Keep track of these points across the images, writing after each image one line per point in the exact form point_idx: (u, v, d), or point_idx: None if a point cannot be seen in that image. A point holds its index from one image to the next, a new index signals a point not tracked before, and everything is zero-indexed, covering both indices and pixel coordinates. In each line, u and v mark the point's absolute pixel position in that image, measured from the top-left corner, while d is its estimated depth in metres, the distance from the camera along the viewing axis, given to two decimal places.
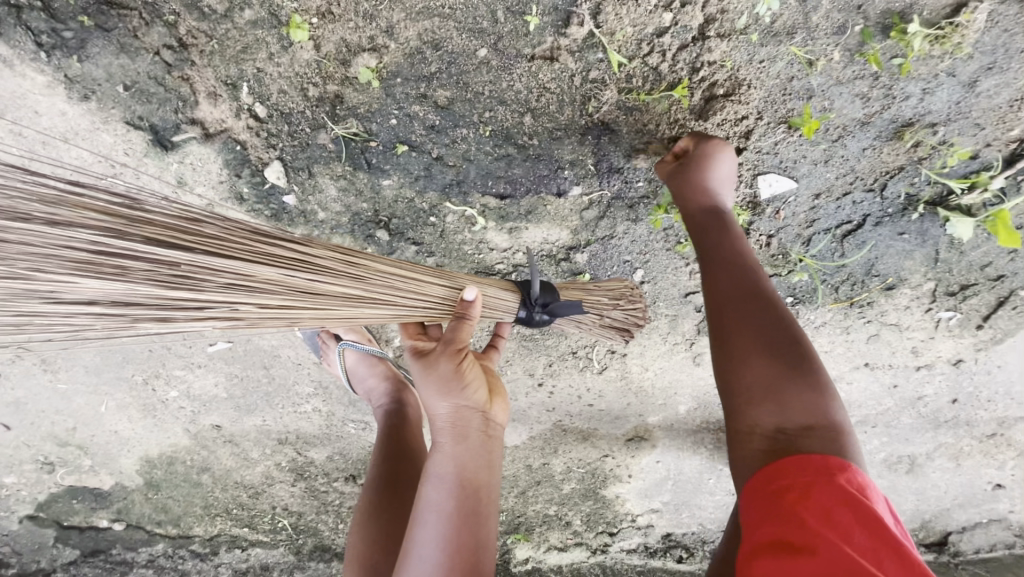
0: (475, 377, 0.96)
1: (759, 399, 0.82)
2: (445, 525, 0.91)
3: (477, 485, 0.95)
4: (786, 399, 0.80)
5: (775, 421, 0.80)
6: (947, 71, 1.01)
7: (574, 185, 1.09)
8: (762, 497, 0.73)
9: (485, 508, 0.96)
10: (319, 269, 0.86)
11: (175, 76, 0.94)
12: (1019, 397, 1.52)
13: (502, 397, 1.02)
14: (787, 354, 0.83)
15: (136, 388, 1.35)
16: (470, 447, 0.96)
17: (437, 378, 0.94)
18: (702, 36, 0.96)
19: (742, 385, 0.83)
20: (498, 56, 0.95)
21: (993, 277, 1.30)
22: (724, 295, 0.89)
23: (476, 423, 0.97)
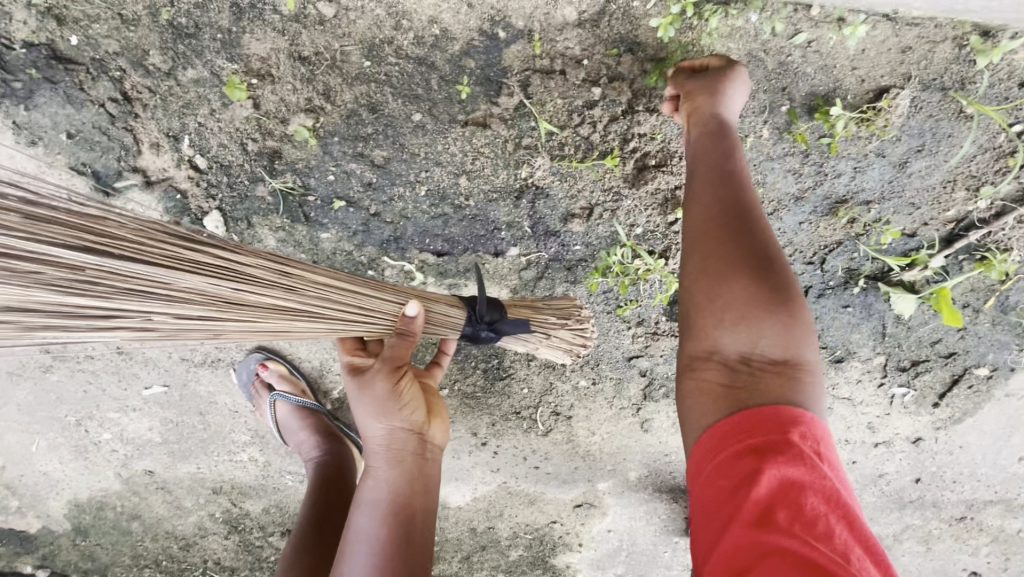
0: (412, 400, 0.94)
1: (719, 330, 0.76)
2: (375, 555, 0.90)
3: (412, 511, 0.94)
4: (751, 327, 0.75)
5: (739, 348, 0.75)
6: (876, 152, 1.04)
7: (511, 246, 1.10)
8: (709, 463, 0.70)
9: (420, 539, 0.94)
10: (245, 280, 0.84)
11: (119, 127, 0.97)
12: (986, 480, 1.46)
13: (442, 419, 1.00)
14: (770, 284, 0.75)
15: (69, 428, 1.32)
16: (403, 473, 0.94)
17: (373, 401, 0.91)
18: (632, 110, 0.99)
19: (716, 301, 0.76)
20: (433, 120, 0.99)
21: (944, 354, 1.27)
22: (710, 219, 0.79)
23: (411, 446, 0.95)
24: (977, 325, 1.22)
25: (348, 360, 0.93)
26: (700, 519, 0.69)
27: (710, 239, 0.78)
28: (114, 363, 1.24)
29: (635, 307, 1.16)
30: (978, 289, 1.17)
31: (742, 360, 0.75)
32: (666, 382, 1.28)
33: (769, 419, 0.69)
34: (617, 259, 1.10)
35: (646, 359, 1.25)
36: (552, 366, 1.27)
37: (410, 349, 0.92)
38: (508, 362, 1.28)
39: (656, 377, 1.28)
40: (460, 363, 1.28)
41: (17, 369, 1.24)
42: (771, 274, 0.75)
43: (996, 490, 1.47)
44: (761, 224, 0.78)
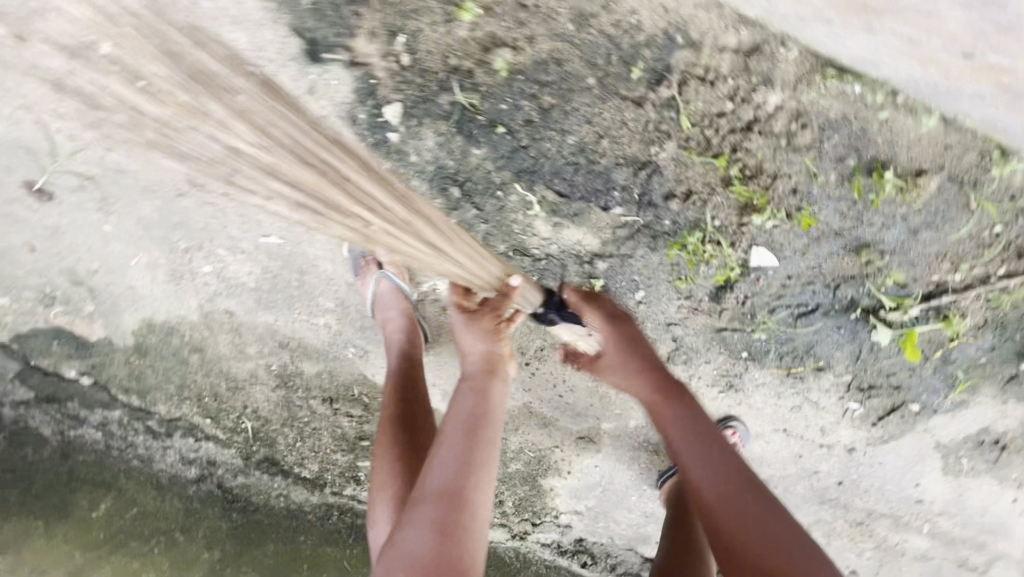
0: (507, 338, 1.26)
1: (699, 477, 1.13)
2: (469, 427, 1.13)
3: (495, 410, 1.18)
4: (706, 449, 1.15)
5: (701, 479, 1.13)
6: (902, 215, 1.37)
7: (617, 205, 1.36)
8: None
9: (495, 429, 1.16)
10: (404, 216, 1.21)
11: (351, 10, 1.16)
12: (887, 495, 1.88)
13: (514, 362, 1.30)
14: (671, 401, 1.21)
15: (176, 252, 1.45)
16: (495, 392, 1.20)
17: (478, 329, 1.22)
18: (749, 128, 1.27)
19: (713, 466, 1.13)
20: (600, 88, 1.23)
21: (893, 386, 1.64)
22: (649, 387, 1.24)
23: (501, 372, 1.24)
24: (923, 368, 1.60)
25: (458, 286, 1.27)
26: None
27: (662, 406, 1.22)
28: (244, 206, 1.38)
29: (691, 282, 1.46)
30: (933, 341, 1.54)
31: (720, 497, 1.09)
32: (688, 351, 1.58)
33: (739, 519, 1.06)
34: (694, 239, 1.38)
35: (681, 327, 1.54)
36: None
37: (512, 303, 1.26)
38: None
39: (682, 345, 1.57)
40: None
41: (154, 185, 1.36)
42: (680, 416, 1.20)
43: (890, 503, 1.90)
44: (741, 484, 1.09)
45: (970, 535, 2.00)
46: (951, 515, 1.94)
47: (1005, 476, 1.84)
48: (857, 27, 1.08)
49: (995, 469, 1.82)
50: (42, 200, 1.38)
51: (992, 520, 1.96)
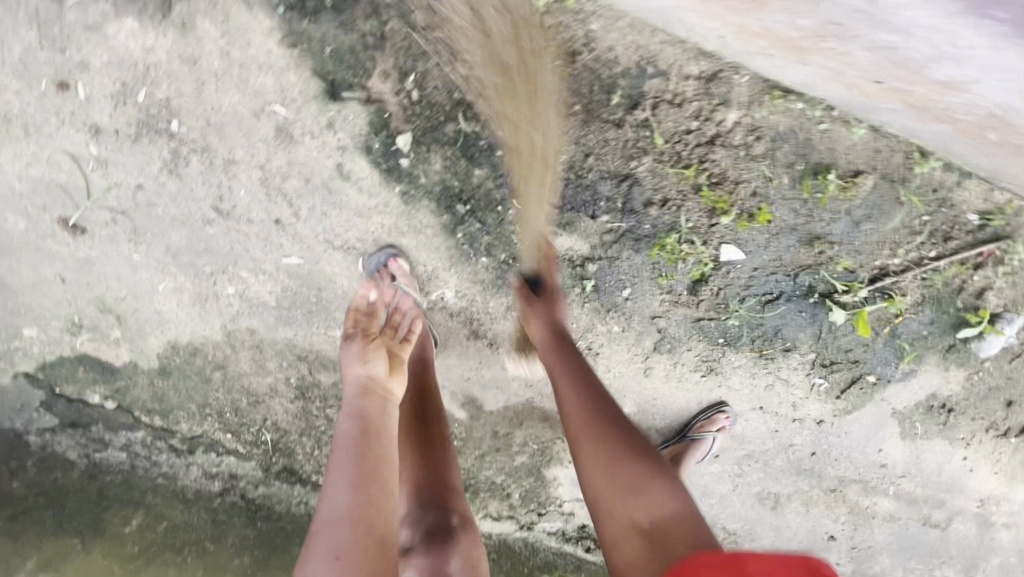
0: (377, 357, 1.34)
1: (608, 491, 1.16)
2: (353, 449, 1.14)
3: (376, 427, 1.20)
4: (629, 499, 1.15)
5: (650, 503, 1.15)
6: (845, 211, 1.60)
7: (603, 213, 1.55)
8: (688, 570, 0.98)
9: (379, 445, 1.16)
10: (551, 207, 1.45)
11: (366, 54, 1.32)
12: (855, 461, 2.10)
13: (401, 375, 1.37)
14: (617, 444, 1.21)
15: (201, 277, 1.56)
16: (368, 410, 1.23)
17: (353, 353, 1.35)
18: (712, 142, 1.48)
19: (608, 481, 1.18)
20: (585, 114, 1.43)
21: (852, 361, 1.86)
22: (575, 410, 1.26)
23: (378, 390, 1.29)
24: (875, 342, 1.83)
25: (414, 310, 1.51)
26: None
27: (583, 422, 1.24)
28: (267, 231, 1.51)
29: (670, 278, 1.65)
30: (881, 318, 1.78)
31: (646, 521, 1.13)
32: (671, 341, 1.77)
33: (677, 536, 1.10)
34: (671, 240, 1.58)
35: (664, 319, 1.73)
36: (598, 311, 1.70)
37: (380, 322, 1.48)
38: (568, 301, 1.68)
39: (666, 335, 1.76)
40: None
41: (182, 216, 1.48)
42: (591, 416, 1.24)
43: (858, 469, 2.12)
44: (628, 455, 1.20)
45: (929, 494, 2.22)
46: (911, 477, 2.17)
47: (954, 436, 2.08)
48: (794, 57, 1.25)
49: (944, 431, 2.06)
50: (75, 234, 1.48)
51: (947, 479, 2.19)
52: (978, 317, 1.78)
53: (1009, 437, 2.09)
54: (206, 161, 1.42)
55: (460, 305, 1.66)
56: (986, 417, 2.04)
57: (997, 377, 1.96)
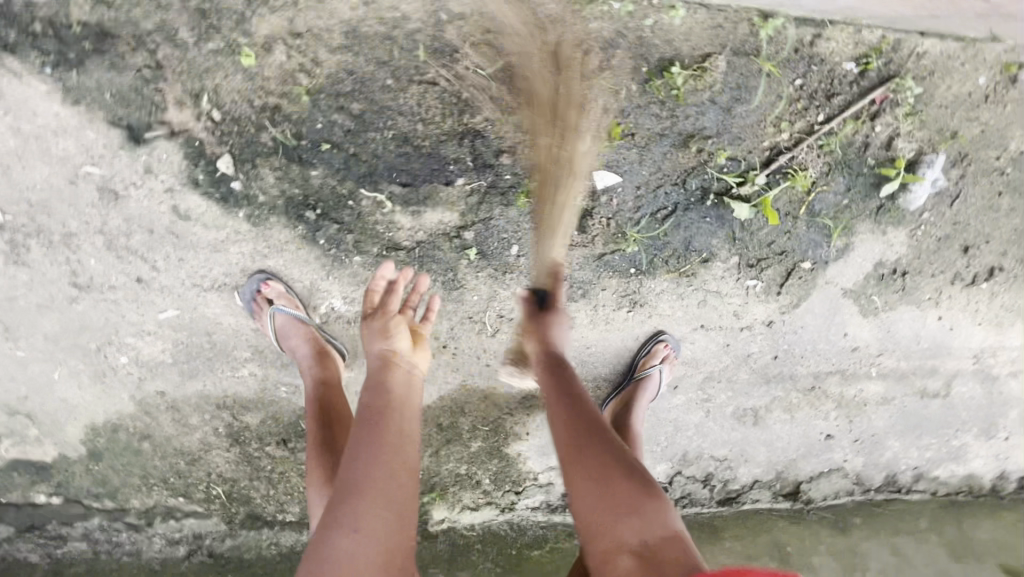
0: (403, 334, 1.36)
1: (599, 499, 1.12)
2: (378, 429, 1.19)
3: (398, 399, 1.26)
4: (623, 519, 1.09)
5: (655, 519, 1.09)
6: (709, 100, 1.51)
7: (458, 177, 1.48)
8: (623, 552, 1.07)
9: (405, 424, 1.21)
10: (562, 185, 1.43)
11: (151, 88, 1.27)
12: (823, 354, 1.99)
13: (425, 351, 1.40)
14: (630, 474, 1.15)
15: (89, 355, 1.55)
16: (394, 388, 1.28)
17: (376, 331, 1.38)
18: (540, 72, 1.40)
19: (585, 485, 1.15)
20: (397, 82, 1.34)
21: (779, 252, 1.76)
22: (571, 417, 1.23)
23: (404, 365, 1.33)
24: (796, 227, 1.72)
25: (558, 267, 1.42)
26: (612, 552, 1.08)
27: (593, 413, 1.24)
28: (133, 292, 1.49)
29: None
30: (790, 199, 1.67)
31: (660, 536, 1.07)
32: (582, 285, 1.70)
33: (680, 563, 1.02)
34: (536, 185, 1.50)
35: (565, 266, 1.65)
36: (495, 277, 1.63)
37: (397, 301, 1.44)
38: (461, 275, 1.62)
39: (574, 281, 1.69)
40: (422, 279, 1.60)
41: (46, 302, 1.46)
42: (587, 406, 1.25)
43: (831, 360, 2.01)
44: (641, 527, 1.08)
45: (916, 365, 2.10)
46: (890, 353, 2.05)
47: (919, 299, 1.95)
48: None
49: (907, 297, 1.93)
50: None
51: (930, 345, 2.06)
52: (895, 170, 1.66)
53: (980, 285, 1.95)
54: (46, 241, 1.39)
55: (352, 311, 1.61)
56: (947, 271, 1.90)
57: (943, 227, 1.82)
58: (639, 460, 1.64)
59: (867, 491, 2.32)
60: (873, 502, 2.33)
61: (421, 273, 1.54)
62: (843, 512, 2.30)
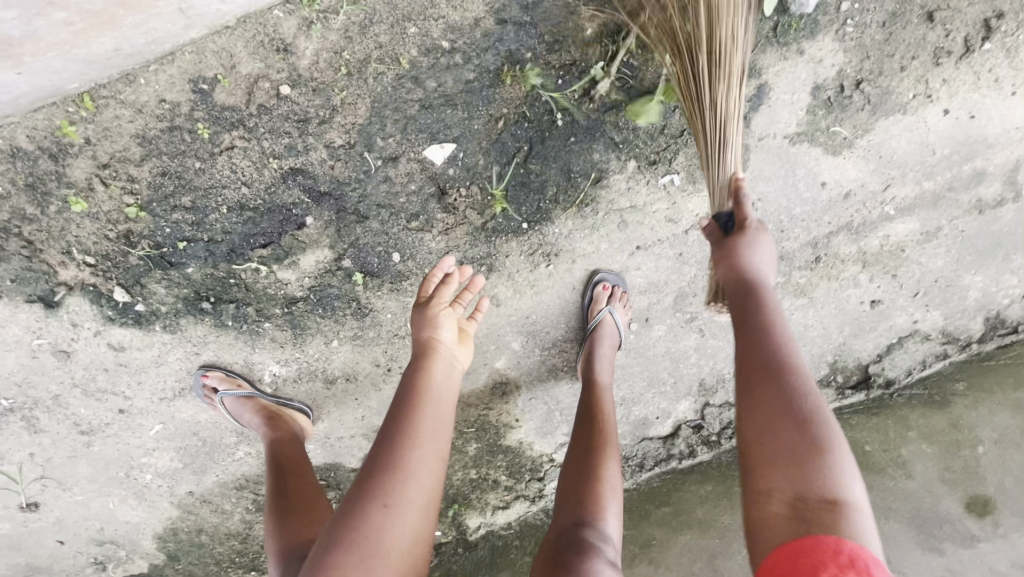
0: (448, 322, 1.35)
1: (765, 446, 0.98)
2: (421, 411, 1.21)
3: (440, 391, 1.27)
4: (794, 473, 0.93)
5: (819, 482, 0.92)
6: (500, 22, 1.36)
7: (306, 216, 1.50)
8: (782, 467, 0.95)
9: (442, 413, 1.24)
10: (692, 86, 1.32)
11: (36, 261, 1.48)
12: (809, 217, 1.64)
13: (468, 346, 1.40)
14: (794, 422, 0.98)
15: (124, 480, 1.83)
16: (433, 378, 1.28)
17: (422, 317, 1.34)
18: (317, 86, 1.37)
19: (751, 425, 1.01)
20: (204, 162, 1.41)
21: (679, 134, 1.50)
22: (751, 358, 1.07)
23: (444, 354, 1.33)
24: None
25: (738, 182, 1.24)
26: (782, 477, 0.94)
27: (781, 360, 1.04)
28: (124, 421, 1.74)
29: (416, 215, 1.52)
30: (655, 73, 1.43)
31: (822, 496, 0.91)
32: (483, 261, 1.60)
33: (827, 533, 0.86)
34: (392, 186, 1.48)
35: (456, 251, 1.58)
36: (395, 288, 1.61)
37: (450, 295, 1.37)
38: (365, 300, 1.63)
39: (473, 260, 1.60)
40: (333, 317, 1.64)
41: (73, 452, 1.77)
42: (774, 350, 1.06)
43: (824, 220, 1.65)
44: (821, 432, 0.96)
45: (950, 179, 1.63)
46: (901, 180, 1.62)
47: (904, 103, 1.52)
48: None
49: (883, 108, 1.52)
50: (35, 508, 1.84)
51: (955, 148, 1.59)
52: None
53: (982, 48, 1.47)
54: (45, 407, 1.69)
55: (292, 370, 1.71)
56: (922, 53, 1.47)
57: (883, 7, 1.42)
58: (610, 414, 1.53)
59: (965, 347, 1.83)
60: (979, 358, 1.83)
61: (478, 276, 1.40)
62: (940, 381, 1.83)
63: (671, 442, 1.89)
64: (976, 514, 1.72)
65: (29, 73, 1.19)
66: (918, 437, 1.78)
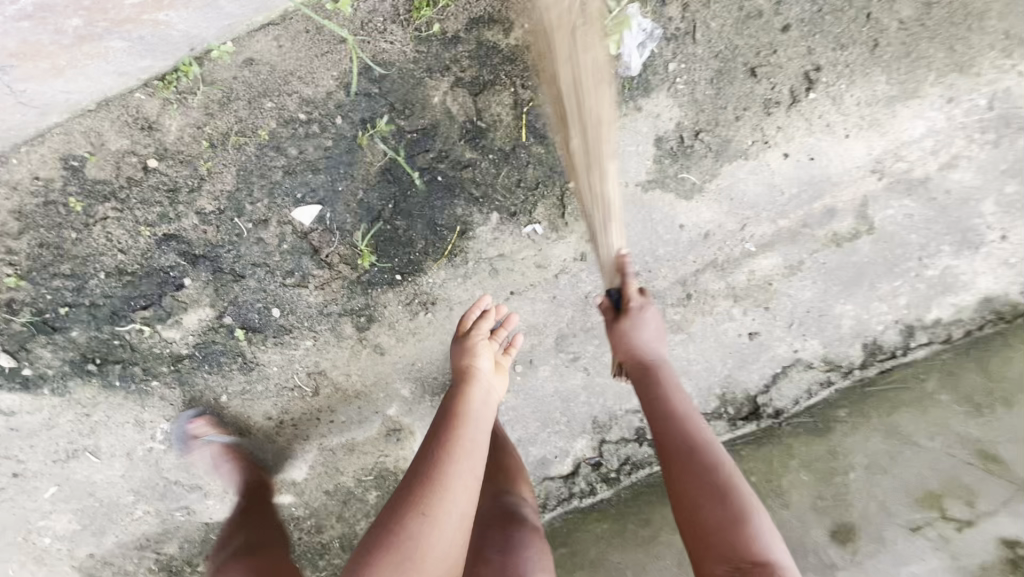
0: (485, 350, 1.46)
1: (697, 516, 1.18)
2: (465, 432, 1.30)
3: (476, 415, 1.35)
4: (715, 516, 1.16)
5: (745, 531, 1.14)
6: (351, 95, 1.48)
7: (184, 278, 1.57)
8: (699, 515, 1.18)
9: (479, 436, 1.32)
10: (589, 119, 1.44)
11: None
12: (675, 257, 1.72)
13: (502, 375, 1.50)
14: (719, 504, 1.17)
15: (23, 544, 1.84)
16: (473, 402, 1.37)
17: (463, 348, 1.47)
18: (183, 159, 1.47)
19: (687, 516, 1.19)
20: (80, 233, 1.50)
21: (535, 186, 1.60)
22: (669, 447, 1.27)
23: (482, 380, 1.42)
24: (534, 154, 1.57)
25: (622, 259, 1.40)
26: (703, 522, 1.17)
27: (675, 421, 1.30)
28: (20, 484, 1.76)
29: (291, 273, 1.60)
30: (504, 133, 1.55)
31: (755, 560, 1.11)
32: (362, 312, 1.67)
33: (744, 550, 1.12)
34: (264, 246, 1.57)
35: (334, 304, 1.65)
36: (279, 342, 1.67)
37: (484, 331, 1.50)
38: (250, 355, 1.68)
39: (352, 311, 1.66)
40: (220, 373, 1.69)
41: None
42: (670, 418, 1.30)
43: (689, 259, 1.73)
44: (724, 478, 1.21)
45: (804, 215, 1.72)
46: (757, 219, 1.71)
47: (745, 149, 1.63)
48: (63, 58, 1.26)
49: (725, 154, 1.63)
50: None
51: (802, 187, 1.69)
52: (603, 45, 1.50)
53: (808, 98, 1.61)
54: None
55: (184, 426, 1.74)
56: (753, 105, 1.60)
57: (708, 66, 1.56)
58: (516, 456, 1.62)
59: (849, 374, 1.86)
60: (862, 384, 1.86)
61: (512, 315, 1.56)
62: (825, 409, 1.85)
63: (572, 480, 1.89)
64: (842, 540, 1.77)
65: None
66: (801, 466, 1.82)
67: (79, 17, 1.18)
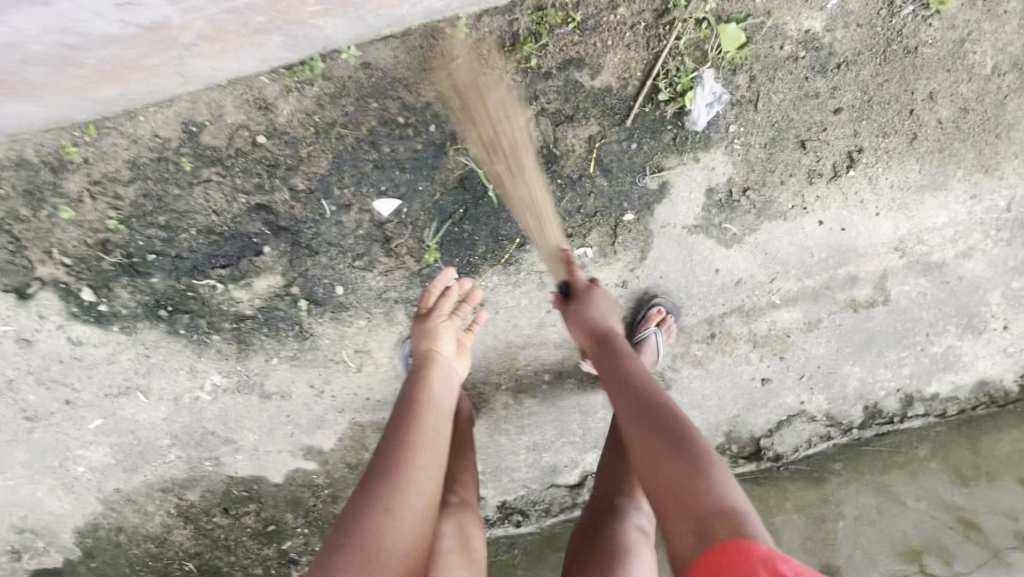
0: (446, 333, 1.56)
1: (671, 489, 1.09)
2: (420, 413, 1.36)
3: (433, 398, 1.42)
4: (694, 485, 1.07)
5: (720, 498, 1.03)
6: (446, 108, 1.65)
7: (264, 245, 1.72)
8: (675, 486, 1.08)
9: (438, 417, 1.39)
10: None
11: (18, 257, 1.68)
12: (706, 297, 1.88)
13: (463, 359, 1.60)
14: (676, 451, 1.14)
15: (56, 470, 1.94)
16: (432, 384, 1.45)
17: (425, 330, 1.56)
18: (288, 140, 1.64)
19: (653, 480, 1.14)
20: (183, 190, 1.65)
21: (593, 214, 1.76)
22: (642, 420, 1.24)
23: (442, 363, 1.52)
24: (597, 185, 1.74)
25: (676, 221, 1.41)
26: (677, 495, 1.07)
27: (662, 397, 1.26)
28: (67, 413, 1.87)
29: (361, 256, 1.75)
30: (575, 163, 1.72)
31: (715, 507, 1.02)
32: (417, 302, 1.81)
33: (719, 519, 0.99)
34: (343, 228, 1.72)
35: (393, 290, 1.80)
36: (336, 317, 1.81)
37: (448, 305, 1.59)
38: (307, 325, 1.82)
39: (407, 300, 1.81)
40: (276, 337, 1.82)
41: (13, 436, 1.89)
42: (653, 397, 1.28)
43: (719, 301, 1.88)
44: (704, 449, 1.13)
45: (828, 278, 1.89)
46: (785, 275, 1.88)
47: (785, 211, 1.80)
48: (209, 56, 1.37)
49: (767, 213, 1.80)
50: None
51: (830, 253, 1.86)
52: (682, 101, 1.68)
53: (847, 174, 1.79)
54: None
55: (232, 381, 1.87)
56: (798, 173, 1.77)
57: (764, 132, 1.74)
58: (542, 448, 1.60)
59: (848, 431, 2.01)
60: (860, 442, 2.01)
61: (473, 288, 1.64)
62: (822, 460, 2.00)
63: (577, 491, 2.03)
64: None
65: (46, 105, 1.41)
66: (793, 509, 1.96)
67: (262, 17, 1.25)
